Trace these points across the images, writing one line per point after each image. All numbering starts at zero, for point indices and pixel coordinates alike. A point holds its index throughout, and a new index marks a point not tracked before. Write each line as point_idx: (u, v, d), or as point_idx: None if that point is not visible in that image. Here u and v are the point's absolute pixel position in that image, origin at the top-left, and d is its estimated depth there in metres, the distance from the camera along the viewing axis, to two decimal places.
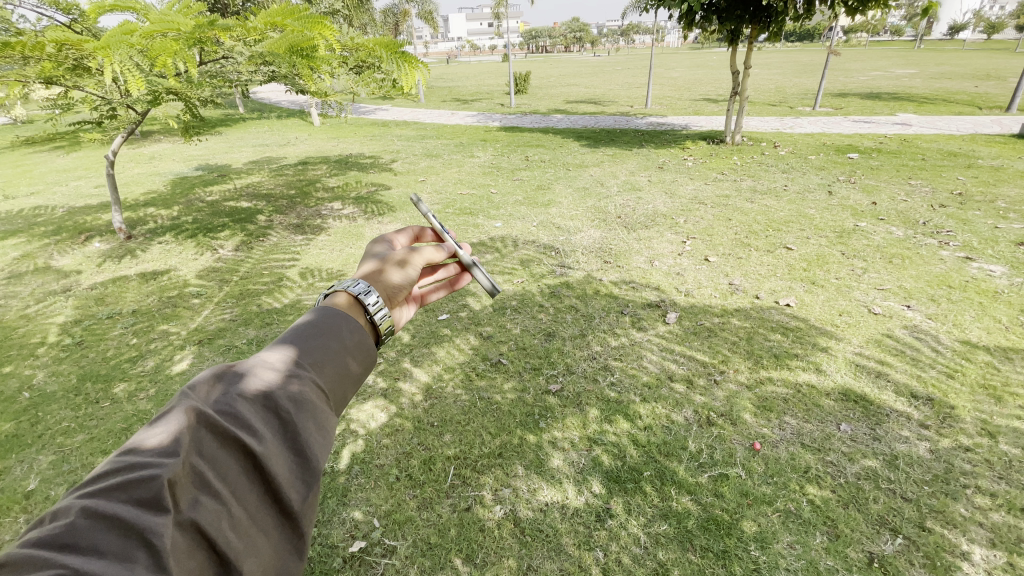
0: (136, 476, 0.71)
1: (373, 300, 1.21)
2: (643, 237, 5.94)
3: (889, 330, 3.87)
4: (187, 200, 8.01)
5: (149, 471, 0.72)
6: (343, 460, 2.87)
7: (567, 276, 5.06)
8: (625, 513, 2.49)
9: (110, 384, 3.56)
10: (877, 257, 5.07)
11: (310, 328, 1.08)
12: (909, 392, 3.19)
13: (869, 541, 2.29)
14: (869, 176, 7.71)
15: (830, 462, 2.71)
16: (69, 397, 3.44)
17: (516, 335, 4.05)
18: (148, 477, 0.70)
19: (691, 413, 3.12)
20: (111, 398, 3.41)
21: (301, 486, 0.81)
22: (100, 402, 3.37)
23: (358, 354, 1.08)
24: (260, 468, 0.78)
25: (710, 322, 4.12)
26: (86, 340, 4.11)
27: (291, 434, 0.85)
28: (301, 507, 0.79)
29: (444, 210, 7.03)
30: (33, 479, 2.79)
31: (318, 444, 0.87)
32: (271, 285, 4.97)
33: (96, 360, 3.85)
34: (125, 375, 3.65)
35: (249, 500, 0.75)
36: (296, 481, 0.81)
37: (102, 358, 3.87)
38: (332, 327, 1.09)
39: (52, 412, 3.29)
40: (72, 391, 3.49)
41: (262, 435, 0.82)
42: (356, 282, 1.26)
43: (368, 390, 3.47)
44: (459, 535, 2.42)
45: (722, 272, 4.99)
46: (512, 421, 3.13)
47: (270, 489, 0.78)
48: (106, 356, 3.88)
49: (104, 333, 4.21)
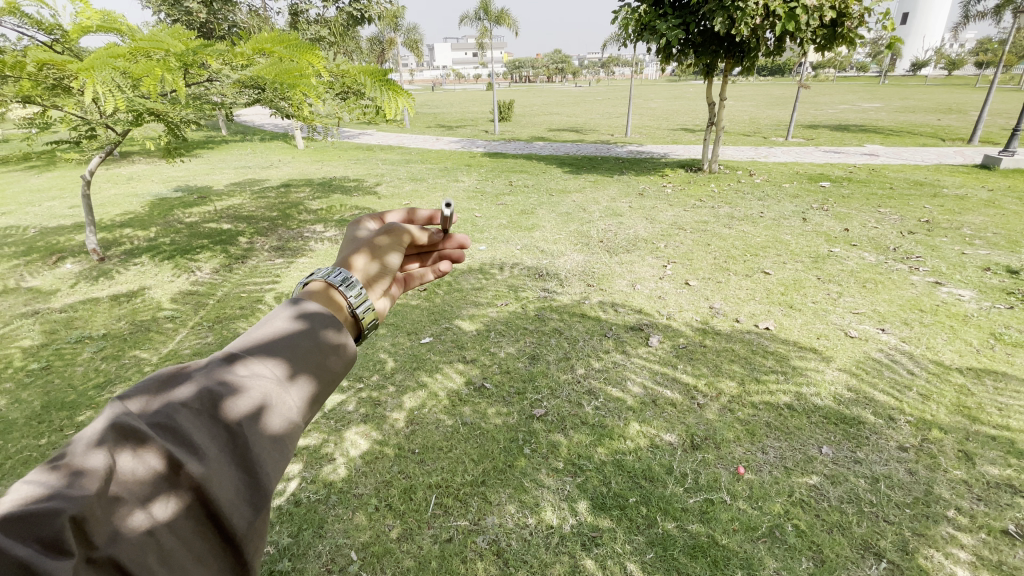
0: (47, 506, 0.65)
1: (354, 293, 1.25)
2: (625, 262, 6.02)
3: (866, 352, 3.96)
4: (166, 221, 7.88)
5: (62, 501, 0.66)
6: (320, 489, 2.78)
7: (551, 298, 5.09)
8: (612, 540, 2.44)
9: (75, 411, 3.42)
10: (852, 281, 5.22)
11: (277, 328, 1.04)
12: (887, 414, 3.25)
13: (855, 566, 2.28)
14: (840, 204, 8.00)
15: (813, 485, 2.72)
16: (31, 424, 3.28)
17: (501, 358, 4.03)
18: (59, 509, 0.65)
19: (676, 437, 3.11)
20: (76, 426, 3.27)
21: (247, 510, 0.78)
22: (64, 430, 3.23)
23: (332, 355, 1.05)
24: (199, 493, 0.75)
25: (692, 345, 4.16)
26: (52, 365, 3.97)
27: (241, 448, 0.82)
28: (244, 533, 0.77)
29: None
30: None
31: (271, 460, 0.84)
32: (250, 309, 4.89)
33: (63, 385, 3.70)
34: (92, 402, 3.52)
35: (183, 531, 0.73)
36: (242, 504, 0.78)
37: (69, 384, 3.73)
38: (302, 326, 1.05)
39: (12, 440, 3.13)
40: (34, 419, 3.33)
41: (205, 453, 0.79)
42: (335, 272, 1.28)
43: (347, 416, 3.38)
44: (440, 567, 2.34)
45: (703, 296, 5.07)
46: (496, 446, 3.08)
47: (211, 515, 0.76)
48: (74, 382, 3.74)
49: (72, 357, 4.07)
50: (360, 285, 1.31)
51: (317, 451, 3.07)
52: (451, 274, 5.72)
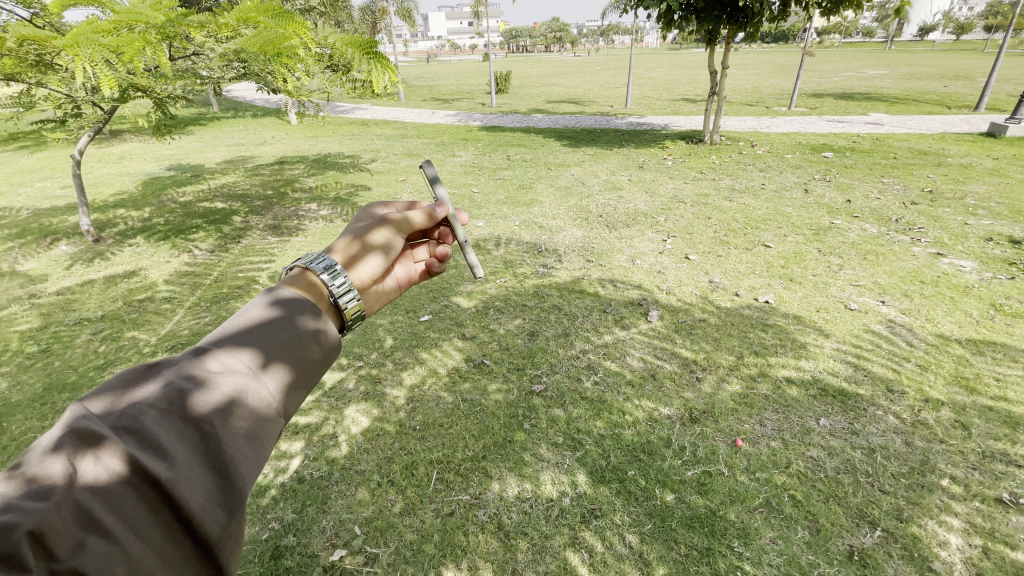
0: (5, 519, 0.65)
1: (338, 282, 1.25)
2: (625, 236, 5.99)
3: (865, 325, 3.96)
4: (159, 200, 7.81)
5: (19, 514, 0.66)
6: (322, 466, 2.83)
7: (549, 275, 5.08)
8: (611, 512, 2.50)
9: (77, 392, 3.45)
10: (853, 253, 5.20)
11: (251, 320, 1.03)
12: (884, 386, 3.28)
13: (850, 534, 2.33)
14: (843, 174, 7.91)
15: (810, 456, 2.76)
16: (34, 406, 3.31)
17: (500, 335, 4.04)
18: (16, 524, 0.65)
19: (674, 410, 3.15)
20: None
21: (220, 514, 0.77)
22: None
23: (309, 346, 1.04)
24: (166, 495, 0.74)
25: (691, 320, 4.16)
26: (52, 348, 3.98)
27: (212, 448, 0.81)
28: (218, 536, 0.77)
29: None
30: None
31: (245, 461, 0.83)
32: (248, 289, 4.88)
33: (64, 367, 3.73)
34: (93, 383, 3.55)
35: (151, 537, 0.72)
36: (214, 506, 0.77)
37: (70, 366, 3.75)
38: (277, 318, 1.04)
39: (16, 422, 3.17)
40: (37, 400, 3.37)
41: (173, 456, 0.77)
42: (320, 260, 1.28)
43: (348, 394, 3.42)
44: (442, 540, 2.39)
45: (703, 270, 5.05)
46: (496, 422, 3.12)
47: (181, 519, 0.75)
48: (75, 364, 3.77)
49: (71, 340, 4.08)
50: (345, 274, 1.30)
51: (318, 429, 3.11)
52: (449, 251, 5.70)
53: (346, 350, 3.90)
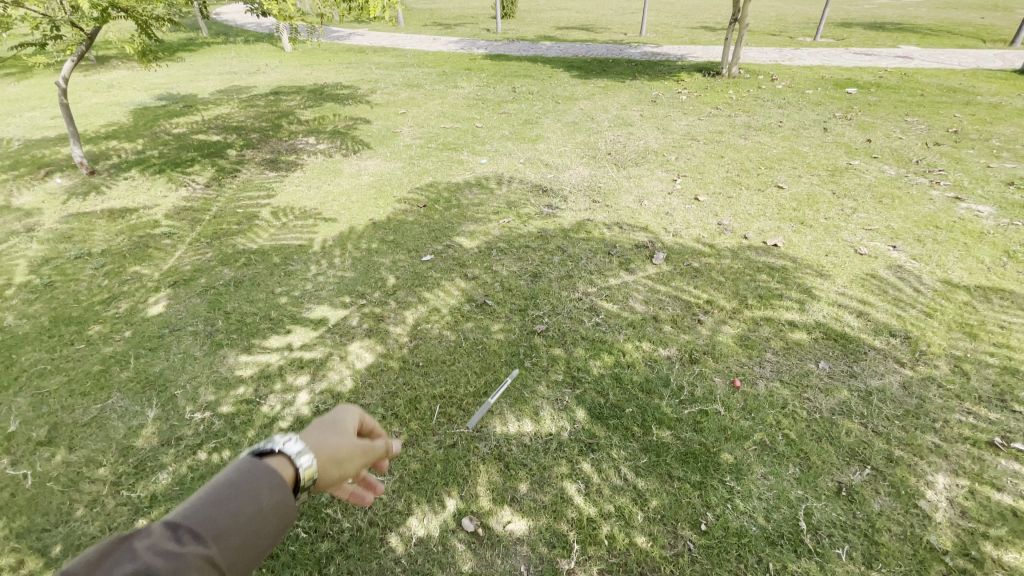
0: None
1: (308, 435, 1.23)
2: (634, 175, 5.84)
3: (874, 270, 3.93)
4: (152, 132, 7.60)
5: None
6: (327, 399, 2.93)
7: (554, 216, 5.01)
8: (608, 446, 2.60)
9: (83, 326, 3.52)
10: (868, 196, 5.07)
11: (218, 488, 1.00)
12: (887, 331, 3.30)
13: (839, 471, 2.43)
14: (865, 112, 7.56)
15: (807, 397, 2.83)
16: (42, 339, 3.39)
17: (502, 275, 4.05)
18: None
19: (675, 351, 3.21)
20: (86, 341, 3.38)
21: None
22: (75, 344, 3.34)
23: (274, 518, 1.03)
24: None
25: (697, 263, 4.13)
26: (56, 281, 4.01)
27: None
28: None
29: (426, 145, 6.88)
30: (14, 421, 2.77)
31: None
32: (248, 225, 4.85)
33: (70, 301, 3.78)
34: (99, 317, 3.61)
35: None
36: None
37: (75, 299, 3.80)
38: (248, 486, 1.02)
39: (27, 354, 3.26)
40: (45, 333, 3.44)
41: None
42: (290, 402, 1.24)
43: (351, 330, 3.48)
44: (444, 469, 2.51)
45: (711, 212, 4.96)
46: (497, 360, 3.18)
47: None
48: (79, 298, 3.82)
49: (74, 273, 4.11)
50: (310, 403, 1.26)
51: (322, 364, 3.19)
52: (451, 189, 5.61)
53: (349, 288, 3.92)
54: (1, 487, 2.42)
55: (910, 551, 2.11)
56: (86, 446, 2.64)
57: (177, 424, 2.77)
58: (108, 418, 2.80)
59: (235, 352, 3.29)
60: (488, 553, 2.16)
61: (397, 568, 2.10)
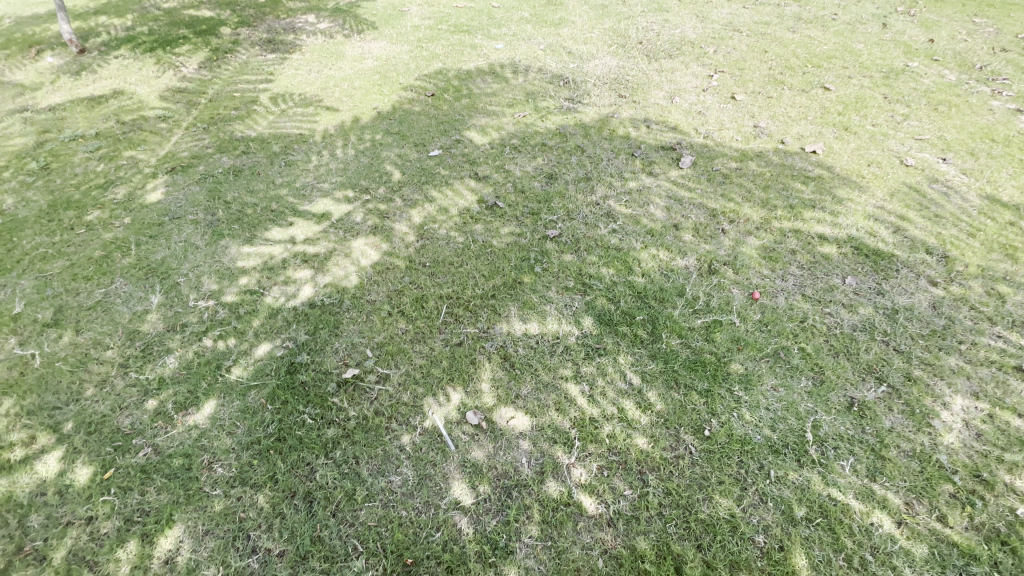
0: None
1: None
2: (666, 69, 5.41)
3: (918, 184, 3.71)
4: (142, 6, 7.09)
5: None
6: (334, 295, 2.98)
7: (575, 111, 4.74)
8: (615, 352, 2.65)
9: (83, 210, 3.56)
10: (922, 103, 4.66)
11: None
12: (924, 248, 3.17)
13: (852, 387, 2.44)
14: (931, 8, 6.75)
15: (829, 313, 2.80)
16: (42, 222, 3.45)
17: (516, 176, 3.92)
18: None
19: (694, 261, 3.16)
20: (85, 226, 3.43)
21: None
22: (75, 229, 3.40)
23: None
24: None
25: (726, 168, 3.95)
26: (51, 165, 4.01)
27: None
28: None
29: (437, 27, 6.44)
30: (18, 303, 2.87)
31: None
32: (245, 111, 4.82)
33: (66, 185, 3.80)
34: (98, 203, 3.64)
35: None
36: None
37: (71, 184, 3.82)
38: None
39: (28, 237, 3.33)
40: (44, 217, 3.49)
41: None
42: None
43: (356, 228, 3.47)
44: (450, 366, 2.60)
45: (748, 112, 4.64)
46: (507, 265, 3.17)
47: None
48: (75, 183, 3.84)
49: (69, 157, 4.10)
50: None
51: (326, 260, 3.23)
52: (462, 77, 5.35)
53: (352, 182, 3.93)
54: (10, 365, 2.55)
55: (917, 468, 2.13)
56: (92, 328, 2.74)
57: (180, 311, 2.85)
58: (112, 303, 2.89)
59: (235, 243, 3.35)
60: (492, 445, 2.28)
61: (403, 454, 2.24)
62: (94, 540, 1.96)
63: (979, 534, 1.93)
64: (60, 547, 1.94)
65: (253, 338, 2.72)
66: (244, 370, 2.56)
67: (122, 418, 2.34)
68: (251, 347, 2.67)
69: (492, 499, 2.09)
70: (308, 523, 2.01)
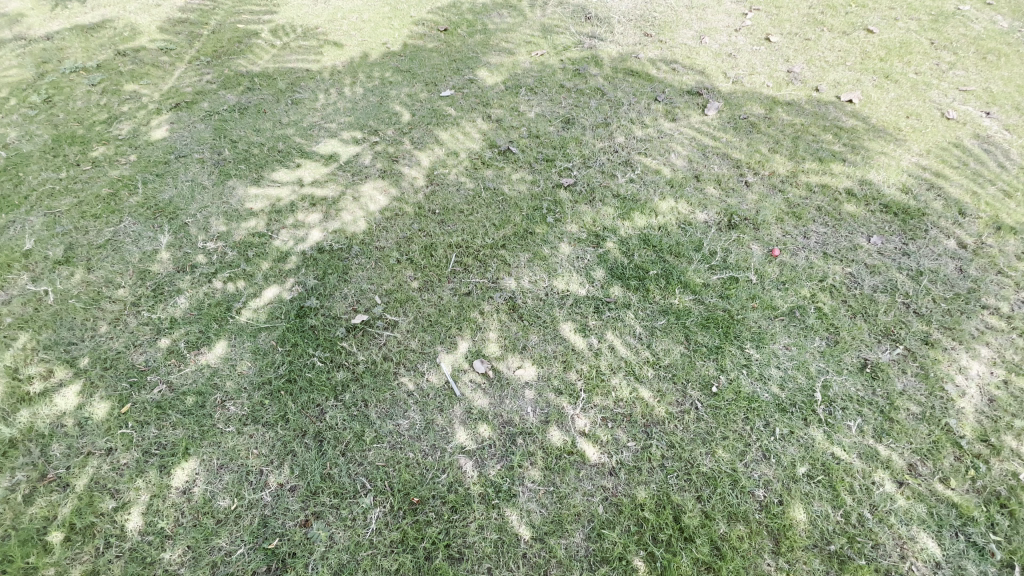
0: None
1: None
2: (697, 5, 5.08)
3: (958, 139, 3.52)
4: None
5: None
6: (343, 240, 2.98)
7: (595, 49, 4.55)
8: (625, 306, 2.64)
9: (87, 146, 3.55)
10: (971, 50, 4.35)
11: None
12: (957, 208, 3.04)
13: (867, 349, 2.42)
14: None
15: (850, 274, 2.74)
16: (48, 157, 3.44)
17: (531, 120, 3.79)
18: None
19: (713, 215, 3.08)
20: (91, 162, 3.42)
21: None
22: (81, 165, 3.40)
23: None
24: None
25: (754, 116, 3.77)
26: (54, 98, 3.97)
27: None
28: None
29: None
30: (28, 240, 2.90)
31: None
32: (249, 44, 4.70)
33: (70, 120, 3.77)
34: (102, 138, 3.62)
35: None
36: None
37: (74, 119, 3.79)
38: None
39: (34, 172, 3.33)
40: (50, 152, 3.49)
41: None
42: None
43: (364, 171, 3.43)
44: (458, 315, 2.62)
45: (782, 56, 4.38)
46: (518, 214, 3.12)
47: None
48: (79, 117, 3.80)
49: (71, 90, 4.06)
50: None
51: (334, 203, 3.21)
52: (477, 10, 5.10)
53: (360, 122, 3.83)
54: (25, 301, 2.60)
55: (925, 431, 2.13)
56: (103, 267, 2.78)
57: (189, 252, 2.88)
58: (121, 242, 2.91)
59: (242, 184, 3.32)
60: (497, 393, 2.33)
61: (410, 399, 2.30)
62: (114, 469, 2.04)
63: (979, 496, 1.95)
64: (83, 475, 2.02)
65: (262, 281, 2.75)
66: (254, 313, 2.61)
67: (137, 356, 2.41)
68: (260, 291, 2.71)
69: (497, 445, 2.16)
70: (318, 461, 2.09)
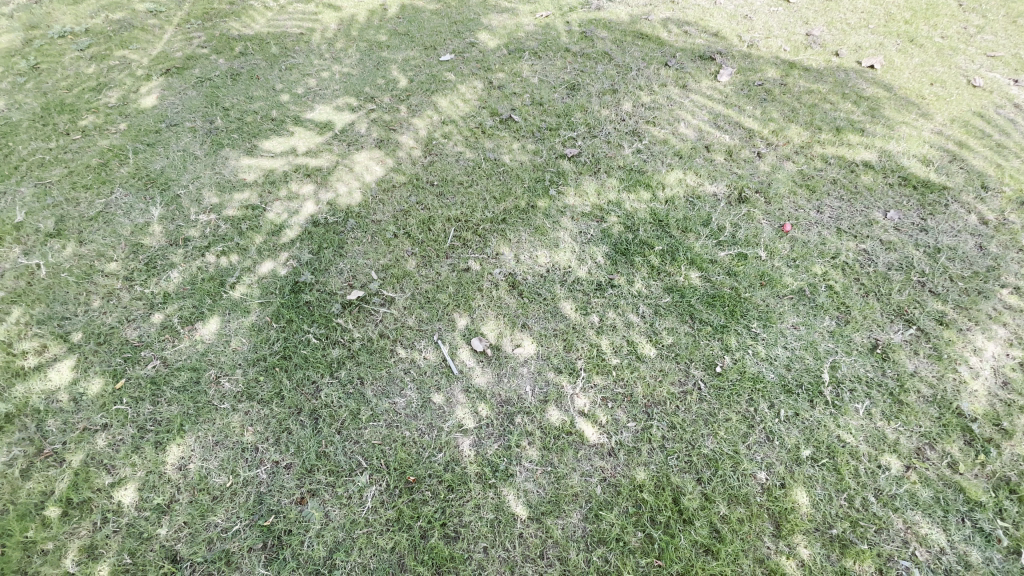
0: None
1: None
2: None
3: (984, 109, 3.38)
4: None
5: None
6: (340, 213, 2.95)
7: (603, 10, 4.42)
8: (626, 283, 2.61)
9: (76, 115, 3.49)
10: (1002, 13, 4.14)
11: None
12: (980, 182, 2.95)
13: (878, 329, 2.39)
14: None
15: (864, 251, 2.68)
16: (37, 127, 3.40)
17: (534, 86, 3.69)
18: None
19: (723, 189, 3.01)
20: (81, 131, 3.38)
21: None
22: (70, 134, 3.35)
23: None
24: None
25: (769, 82, 3.64)
26: (41, 65, 3.90)
27: None
28: None
29: None
30: (20, 212, 2.88)
31: None
32: (242, 7, 4.63)
33: (58, 88, 3.71)
34: (91, 107, 3.56)
35: None
36: None
37: (63, 86, 3.72)
38: None
39: (24, 141, 3.29)
40: (39, 121, 3.44)
41: None
42: None
43: (361, 140, 3.36)
44: (456, 292, 2.60)
45: (801, 18, 4.21)
46: (519, 186, 3.06)
47: None
48: (68, 85, 3.73)
49: (58, 56, 3.98)
50: None
51: (329, 174, 3.16)
52: None
53: (356, 89, 3.74)
54: (18, 274, 2.60)
55: (936, 415, 2.12)
56: (95, 240, 2.77)
57: (182, 226, 2.87)
58: (113, 215, 2.90)
59: (235, 154, 3.27)
60: (495, 371, 2.34)
61: (407, 377, 2.31)
62: (111, 445, 2.07)
63: (988, 481, 1.94)
64: (79, 450, 2.05)
65: (256, 255, 2.74)
66: (248, 288, 2.60)
67: (130, 331, 2.42)
68: (254, 265, 2.70)
69: (495, 424, 2.18)
70: (313, 439, 2.11)
